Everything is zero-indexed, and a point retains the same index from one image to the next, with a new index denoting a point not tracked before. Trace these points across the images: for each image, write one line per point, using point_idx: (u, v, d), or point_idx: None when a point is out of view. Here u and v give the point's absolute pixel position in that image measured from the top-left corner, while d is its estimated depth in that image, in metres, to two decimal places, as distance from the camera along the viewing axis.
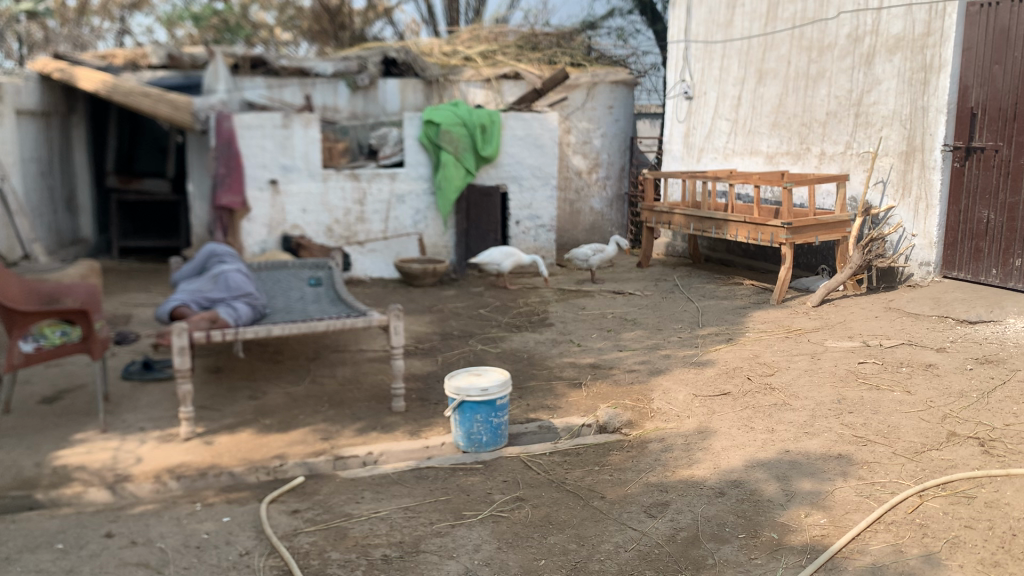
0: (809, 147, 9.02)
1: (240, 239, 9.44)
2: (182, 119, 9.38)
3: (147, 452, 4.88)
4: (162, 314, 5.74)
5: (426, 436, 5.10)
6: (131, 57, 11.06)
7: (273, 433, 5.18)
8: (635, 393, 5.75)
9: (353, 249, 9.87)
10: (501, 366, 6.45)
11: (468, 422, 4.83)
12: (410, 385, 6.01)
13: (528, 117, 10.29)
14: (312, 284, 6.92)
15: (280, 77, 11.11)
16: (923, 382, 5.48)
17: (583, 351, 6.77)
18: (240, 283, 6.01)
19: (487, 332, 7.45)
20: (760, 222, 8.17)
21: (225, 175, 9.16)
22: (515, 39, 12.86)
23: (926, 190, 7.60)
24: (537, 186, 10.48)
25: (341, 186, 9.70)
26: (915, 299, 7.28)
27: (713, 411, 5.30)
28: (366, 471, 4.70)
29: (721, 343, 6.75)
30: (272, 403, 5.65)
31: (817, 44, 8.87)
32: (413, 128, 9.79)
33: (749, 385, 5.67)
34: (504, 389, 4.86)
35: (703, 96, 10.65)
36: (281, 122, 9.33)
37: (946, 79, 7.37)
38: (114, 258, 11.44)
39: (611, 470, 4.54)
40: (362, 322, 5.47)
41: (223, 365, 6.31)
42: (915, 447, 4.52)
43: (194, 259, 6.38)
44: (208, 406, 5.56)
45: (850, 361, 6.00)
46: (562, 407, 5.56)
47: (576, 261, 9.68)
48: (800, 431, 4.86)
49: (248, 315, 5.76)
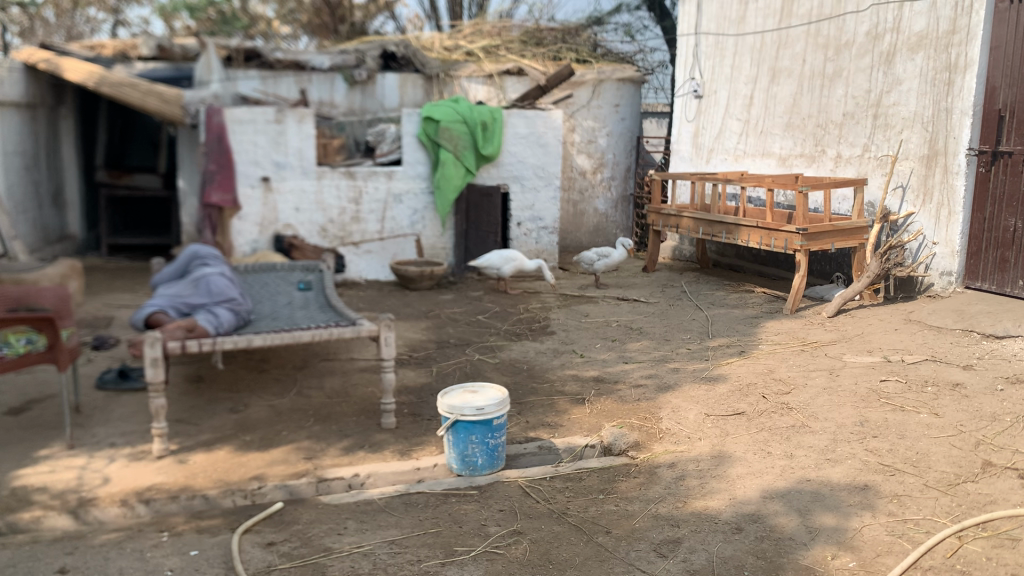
0: (824, 149, 8.64)
1: (231, 239, 9.08)
2: (171, 113, 9.00)
3: (116, 471, 4.52)
4: (138, 321, 5.40)
5: (417, 457, 4.73)
6: (121, 48, 10.70)
7: (253, 451, 4.81)
8: (642, 410, 5.37)
9: (347, 250, 9.51)
10: (500, 378, 6.07)
11: (462, 444, 4.46)
12: (402, 399, 5.64)
13: (531, 115, 9.92)
14: (302, 288, 6.56)
15: (275, 71, 10.77)
16: (951, 403, 5.10)
17: (587, 363, 6.40)
18: (223, 288, 5.63)
19: (485, 340, 7.08)
20: (773, 228, 7.82)
21: (214, 171, 8.79)
22: (519, 34, 12.49)
23: (949, 197, 7.22)
24: (539, 187, 10.10)
25: (336, 184, 9.33)
26: (937, 311, 6.90)
27: (727, 433, 4.93)
28: (351, 496, 4.34)
29: (732, 356, 6.39)
30: (254, 417, 5.28)
31: (834, 42, 8.49)
32: (411, 125, 9.42)
33: (764, 404, 5.30)
34: (502, 408, 4.49)
35: (713, 96, 10.28)
36: (274, 117, 8.98)
37: (972, 80, 6.99)
38: (102, 256, 11.09)
39: (616, 501, 4.19)
40: (350, 332, 5.09)
41: (204, 374, 5.96)
42: (949, 479, 4.15)
43: (176, 261, 6.00)
44: (185, 420, 5.20)
45: (871, 378, 5.62)
46: (564, 425, 5.18)
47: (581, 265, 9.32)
48: (822, 458, 4.49)
49: (230, 322, 5.40)
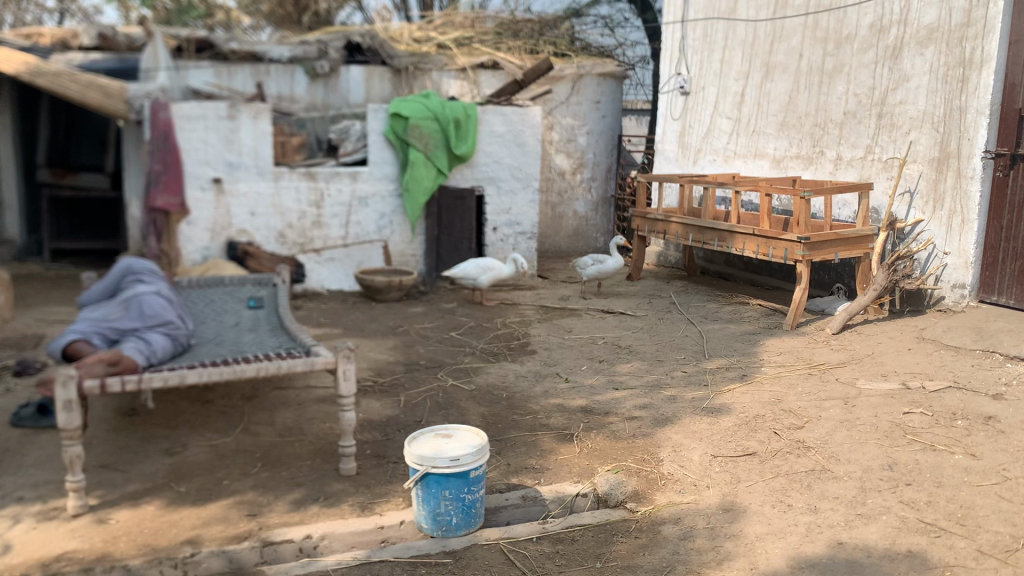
0: (823, 150, 8.06)
1: (178, 246, 8.33)
2: (113, 108, 8.22)
3: (20, 536, 3.77)
4: (55, 351, 4.66)
5: (381, 512, 4.04)
6: (60, 36, 9.84)
7: (188, 506, 4.09)
8: (639, 450, 4.72)
9: (308, 258, 8.77)
10: (476, 409, 5.38)
11: (433, 501, 3.77)
12: (365, 437, 4.95)
13: (508, 112, 9.25)
14: (252, 306, 5.85)
15: (230, 63, 10.01)
16: (988, 441, 4.50)
17: (573, 390, 5.72)
18: (157, 310, 4.92)
19: (460, 362, 6.39)
20: (772, 235, 7.18)
21: (160, 172, 8.03)
22: (493, 26, 11.80)
23: (962, 203, 6.64)
24: (516, 189, 9.43)
25: (295, 186, 8.59)
26: (953, 328, 6.32)
27: (739, 480, 4.28)
28: (301, 567, 3.64)
29: (734, 381, 5.76)
30: (193, 461, 4.58)
31: (834, 36, 7.91)
32: (378, 122, 8.73)
33: (777, 442, 4.66)
34: (480, 458, 3.80)
35: (701, 92, 9.68)
36: (227, 112, 8.24)
37: (989, 76, 6.40)
38: (44, 262, 10.25)
39: (617, 571, 3.54)
40: (302, 365, 4.36)
41: (139, 408, 5.24)
42: (1006, 543, 3.54)
43: (107, 277, 5.26)
44: (112, 467, 4.48)
45: (893, 410, 5.00)
46: (550, 469, 4.52)
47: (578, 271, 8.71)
48: (851, 513, 3.86)
49: (164, 351, 4.71)
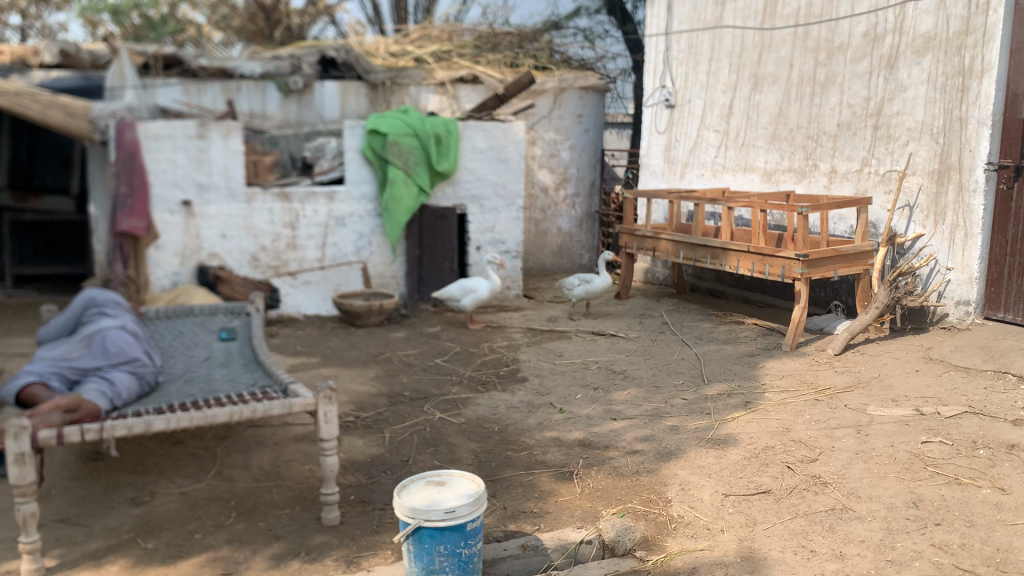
0: (817, 164, 7.83)
1: (147, 272, 7.92)
2: (76, 129, 7.83)
3: None
4: (9, 394, 4.26)
5: (369, 568, 3.69)
6: (20, 54, 9.43)
7: (156, 565, 3.71)
8: (645, 490, 4.39)
9: (283, 281, 8.40)
10: (466, 446, 5.04)
11: (427, 557, 3.42)
12: (348, 480, 4.60)
13: (491, 127, 8.96)
14: (223, 339, 5.49)
15: (199, 80, 9.65)
16: (1015, 472, 4.23)
17: (569, 422, 5.39)
18: (122, 347, 4.56)
19: (447, 392, 6.05)
20: (768, 252, 6.92)
21: (126, 194, 7.63)
22: (472, 39, 11.52)
23: (965, 216, 6.40)
24: (500, 207, 9.13)
25: (269, 207, 8.23)
26: (961, 348, 6.07)
27: (754, 521, 3.98)
28: None
29: (737, 409, 5.46)
30: (162, 511, 4.21)
31: (826, 45, 7.69)
32: (355, 139, 8.39)
33: (791, 478, 4.36)
34: (476, 509, 3.45)
35: (687, 104, 9.42)
36: (196, 131, 7.88)
37: (991, 85, 6.17)
38: (5, 290, 9.81)
39: None
40: (280, 408, 4.00)
41: (103, 453, 4.86)
42: None
43: (68, 310, 4.87)
44: (74, 520, 4.11)
45: (910, 440, 4.71)
46: (551, 512, 4.19)
47: (565, 292, 8.40)
48: (881, 559, 3.56)
49: (129, 392, 4.35)
